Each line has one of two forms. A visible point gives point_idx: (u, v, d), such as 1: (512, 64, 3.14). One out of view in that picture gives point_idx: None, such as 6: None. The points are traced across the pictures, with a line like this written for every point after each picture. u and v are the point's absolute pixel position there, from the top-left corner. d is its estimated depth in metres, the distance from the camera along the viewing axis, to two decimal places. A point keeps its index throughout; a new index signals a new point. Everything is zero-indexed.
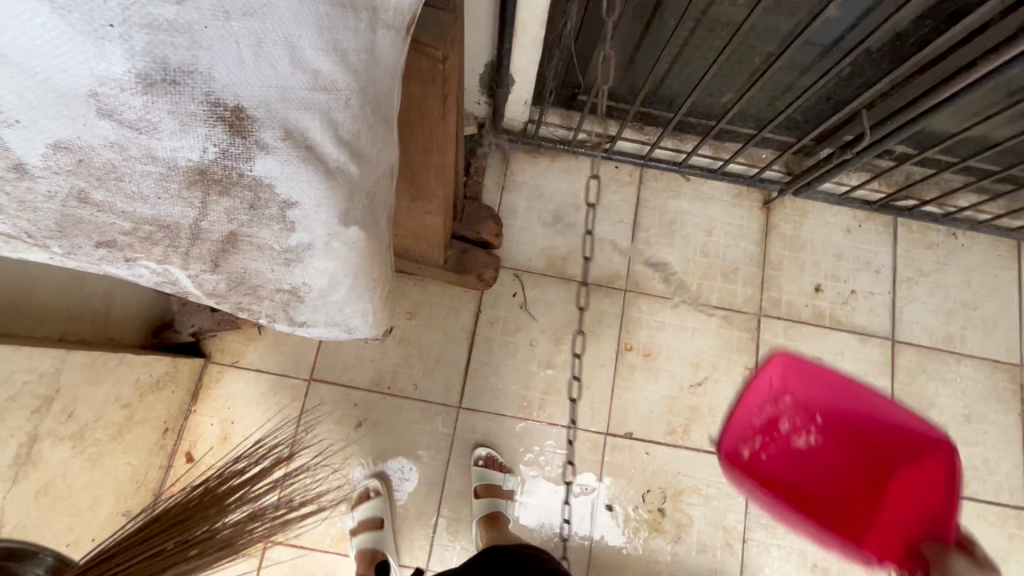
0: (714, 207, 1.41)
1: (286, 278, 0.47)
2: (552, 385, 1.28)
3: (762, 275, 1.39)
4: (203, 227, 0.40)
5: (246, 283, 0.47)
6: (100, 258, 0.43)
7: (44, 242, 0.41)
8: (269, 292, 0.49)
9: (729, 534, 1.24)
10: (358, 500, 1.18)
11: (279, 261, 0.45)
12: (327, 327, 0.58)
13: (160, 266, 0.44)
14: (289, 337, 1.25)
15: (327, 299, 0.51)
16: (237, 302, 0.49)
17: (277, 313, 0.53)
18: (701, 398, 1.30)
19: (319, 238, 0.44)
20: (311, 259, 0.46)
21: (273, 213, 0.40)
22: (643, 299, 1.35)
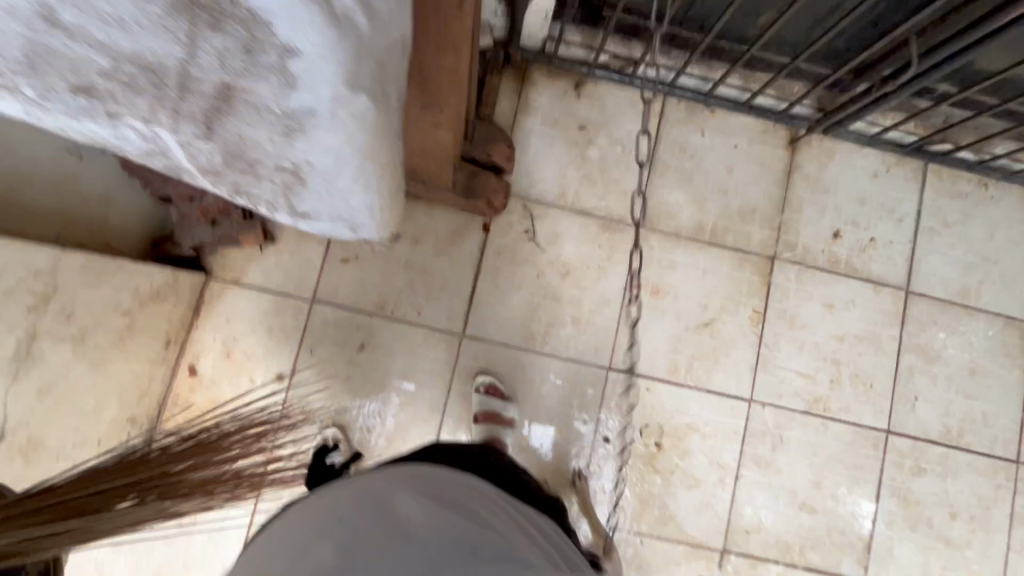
0: (737, 143, 1.34)
1: (286, 153, 0.46)
2: (557, 317, 1.26)
3: (780, 218, 1.34)
4: (193, 75, 0.37)
5: (242, 155, 0.46)
6: (79, 109, 0.39)
7: (12, 81, 0.36)
8: (268, 170, 0.49)
9: (723, 470, 1.27)
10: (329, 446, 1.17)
11: (279, 129, 0.43)
12: (328, 221, 0.60)
13: (147, 127, 0.42)
14: (291, 257, 1.23)
15: (328, 184, 0.51)
16: (233, 181, 0.50)
17: (278, 193, 0.53)
18: (706, 339, 1.29)
19: (319, 105, 0.41)
20: (313, 131, 0.44)
21: (271, 63, 0.37)
22: (655, 235, 1.31)
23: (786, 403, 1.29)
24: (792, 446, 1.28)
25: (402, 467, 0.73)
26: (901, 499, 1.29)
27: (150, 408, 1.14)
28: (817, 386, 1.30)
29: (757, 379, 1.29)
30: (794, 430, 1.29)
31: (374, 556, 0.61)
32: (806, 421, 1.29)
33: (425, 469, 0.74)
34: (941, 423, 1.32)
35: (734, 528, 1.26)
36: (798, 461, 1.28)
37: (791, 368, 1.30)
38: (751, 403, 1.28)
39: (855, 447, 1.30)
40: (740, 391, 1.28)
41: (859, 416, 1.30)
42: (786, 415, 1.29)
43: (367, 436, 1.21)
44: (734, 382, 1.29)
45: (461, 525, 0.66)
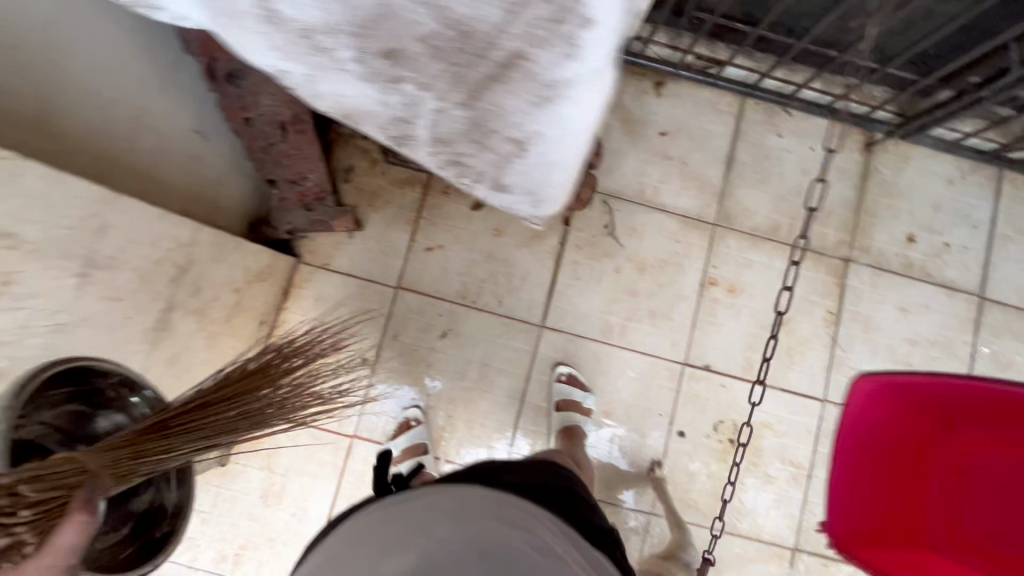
0: (815, 146, 1.35)
1: (525, 123, 0.50)
2: (635, 311, 1.28)
3: (855, 221, 1.35)
4: (498, 41, 0.42)
5: (487, 123, 0.52)
6: (383, 70, 0.47)
7: (347, 38, 0.44)
8: (500, 140, 0.54)
9: (796, 469, 1.27)
10: (398, 432, 1.20)
11: (535, 100, 0.47)
12: (517, 196, 0.65)
13: (426, 87, 0.49)
14: (377, 244, 1.26)
15: (542, 157, 0.56)
16: (463, 147, 0.57)
17: (491, 161, 0.59)
18: (780, 338, 1.30)
19: (580, 79, 0.44)
20: (562, 102, 0.47)
21: (565, 32, 0.40)
22: (732, 234, 1.32)
23: None
24: None
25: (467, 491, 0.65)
26: None
27: None
28: None
29: (831, 380, 1.30)
30: None
31: None
32: None
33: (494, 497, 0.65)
34: None
35: (806, 527, 1.26)
36: None
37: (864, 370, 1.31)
38: (824, 403, 1.29)
39: None
40: (813, 391, 1.29)
41: None
42: None
43: (446, 422, 1.23)
44: (808, 382, 1.29)
45: None
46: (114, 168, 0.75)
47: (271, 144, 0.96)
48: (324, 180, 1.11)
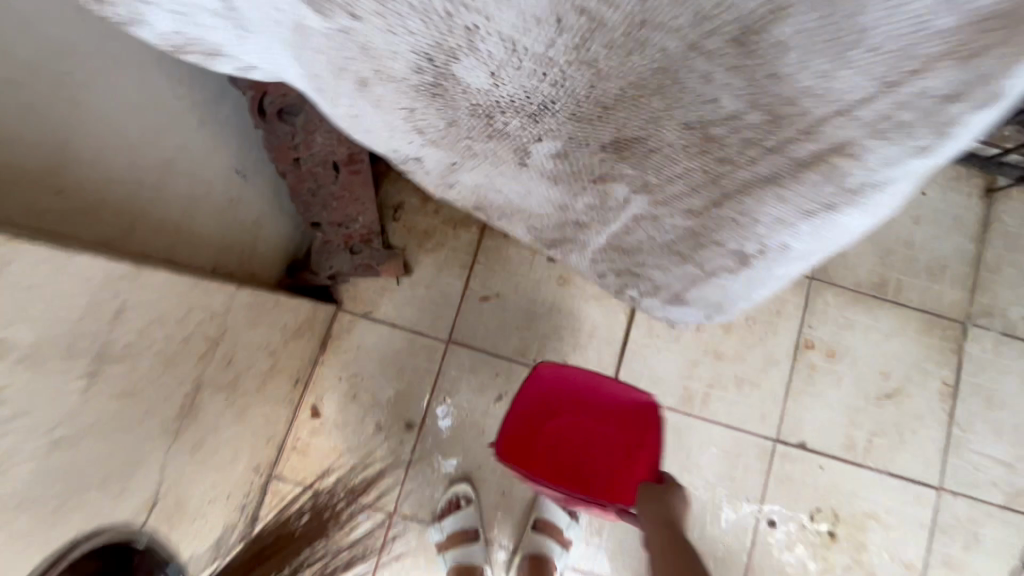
0: (927, 190, 1.18)
1: (781, 232, 0.45)
2: (718, 377, 1.11)
3: (975, 277, 1.16)
4: (815, 132, 0.35)
5: (729, 226, 0.47)
6: (581, 164, 0.47)
7: (549, 130, 0.44)
8: (736, 243, 0.49)
9: (909, 571, 1.08)
10: (445, 510, 1.04)
11: (817, 210, 0.41)
12: (721, 294, 0.60)
13: (626, 179, 0.47)
14: (428, 291, 1.11)
15: (784, 265, 0.50)
16: (677, 238, 0.53)
17: (686, 276, 0.61)
18: (888, 413, 1.12)
19: (905, 178, 0.37)
20: (855, 209, 0.40)
21: (927, 129, 0.33)
22: (830, 289, 1.15)
23: (982, 495, 1.10)
24: (991, 548, 1.09)
25: None
26: None
27: (272, 453, 1.02)
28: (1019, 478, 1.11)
29: (947, 465, 1.11)
30: (993, 528, 1.09)
31: None
32: (1006, 518, 1.10)
33: None
34: None
35: None
36: (997, 567, 1.08)
37: (988, 454, 1.11)
38: (940, 492, 1.10)
39: None
40: (927, 476, 1.10)
41: None
42: (982, 509, 1.10)
43: (500, 499, 1.07)
44: (920, 466, 1.11)
45: None
46: (138, 221, 0.61)
47: (320, 186, 0.83)
48: (373, 223, 0.97)
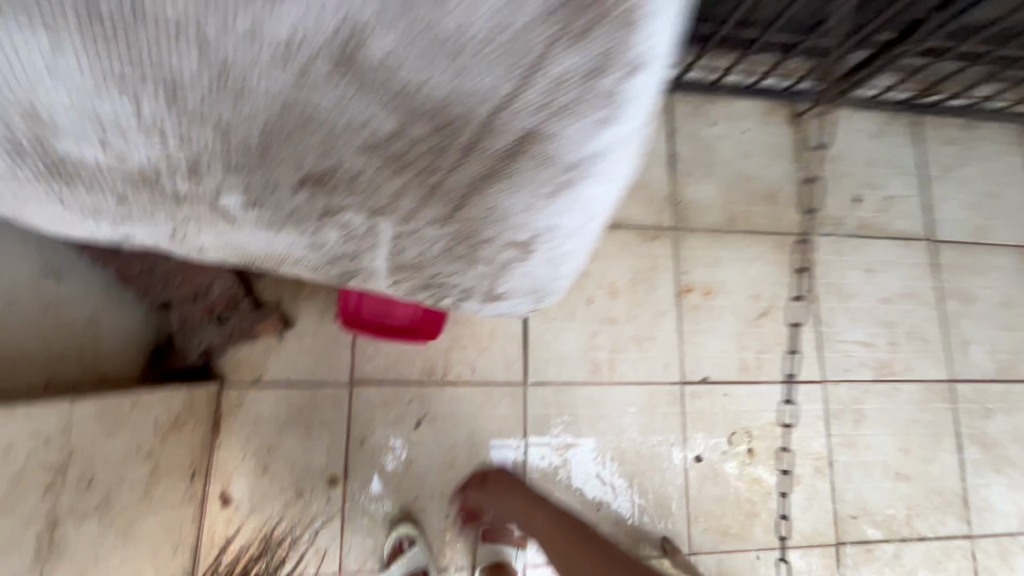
0: (748, 127, 1.32)
1: (536, 222, 0.50)
2: (618, 340, 1.17)
3: (804, 193, 1.32)
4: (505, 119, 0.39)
5: (489, 228, 0.52)
6: (289, 213, 0.53)
7: (223, 188, 0.50)
8: (503, 245, 0.54)
9: (817, 460, 1.21)
10: (392, 555, 1.00)
11: (550, 196, 0.46)
12: (521, 296, 0.67)
13: (360, 214, 0.53)
14: (316, 340, 1.06)
15: (551, 255, 0.56)
16: (453, 255, 0.59)
17: (486, 273, 0.61)
18: (767, 329, 1.24)
19: (608, 159, 0.43)
20: (578, 191, 0.46)
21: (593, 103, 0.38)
22: (693, 234, 1.25)
23: (856, 376, 1.26)
24: (873, 418, 1.25)
25: None
26: (981, 444, 1.28)
27: (183, 561, 0.92)
28: (879, 352, 1.28)
29: (824, 359, 1.25)
30: (871, 401, 1.26)
31: None
32: (878, 389, 1.26)
33: None
34: (993, 360, 1.33)
35: (843, 517, 1.20)
36: (881, 432, 1.25)
37: (851, 340, 1.28)
38: (825, 384, 1.24)
39: (929, 404, 1.28)
40: (811, 373, 1.24)
41: (923, 372, 1.29)
42: (859, 388, 1.26)
43: (446, 522, 1.05)
44: (804, 367, 1.24)
45: None
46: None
47: (152, 264, 0.78)
48: (232, 287, 0.89)
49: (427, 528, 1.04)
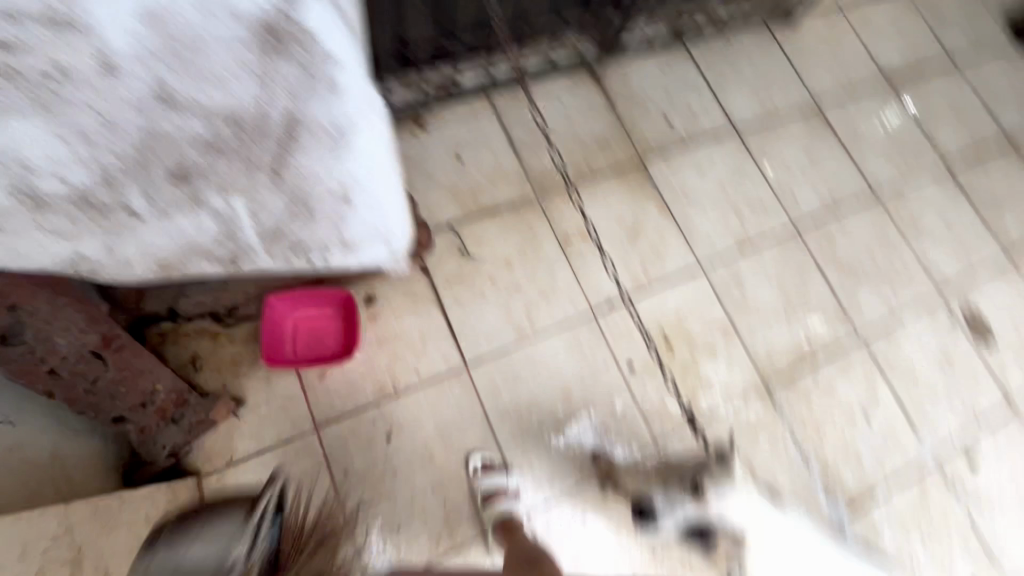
0: (562, 97, 1.57)
1: (336, 178, 0.58)
2: (528, 299, 1.35)
3: (626, 130, 1.58)
4: (266, 105, 0.50)
5: (303, 200, 0.58)
6: (189, 204, 0.53)
7: (133, 187, 0.50)
8: (324, 211, 0.61)
9: (723, 327, 1.43)
10: None
11: (333, 152, 0.56)
12: (371, 261, 0.72)
13: (227, 208, 0.55)
14: (270, 405, 1.15)
15: (371, 208, 0.64)
16: (293, 246, 0.64)
17: (327, 245, 0.66)
18: (641, 243, 1.47)
19: (356, 111, 0.56)
20: (353, 140, 0.57)
21: (320, 73, 0.52)
22: (553, 194, 1.46)
23: (724, 252, 1.51)
24: (750, 278, 1.50)
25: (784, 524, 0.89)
26: (836, 265, 1.57)
27: None
28: (733, 228, 1.54)
29: (695, 249, 1.49)
30: (744, 266, 1.51)
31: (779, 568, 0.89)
32: (744, 254, 1.52)
33: (797, 530, 0.89)
34: (818, 199, 1.63)
35: (762, 363, 1.42)
36: (761, 286, 1.50)
37: (709, 226, 1.53)
38: (703, 267, 1.48)
39: (786, 251, 1.55)
40: (690, 264, 1.48)
41: (772, 229, 1.57)
42: (730, 260, 1.50)
43: (446, 507, 1.17)
44: (682, 261, 1.47)
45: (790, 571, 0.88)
46: None
47: (93, 379, 0.85)
48: (175, 383, 0.99)
49: (433, 519, 1.15)
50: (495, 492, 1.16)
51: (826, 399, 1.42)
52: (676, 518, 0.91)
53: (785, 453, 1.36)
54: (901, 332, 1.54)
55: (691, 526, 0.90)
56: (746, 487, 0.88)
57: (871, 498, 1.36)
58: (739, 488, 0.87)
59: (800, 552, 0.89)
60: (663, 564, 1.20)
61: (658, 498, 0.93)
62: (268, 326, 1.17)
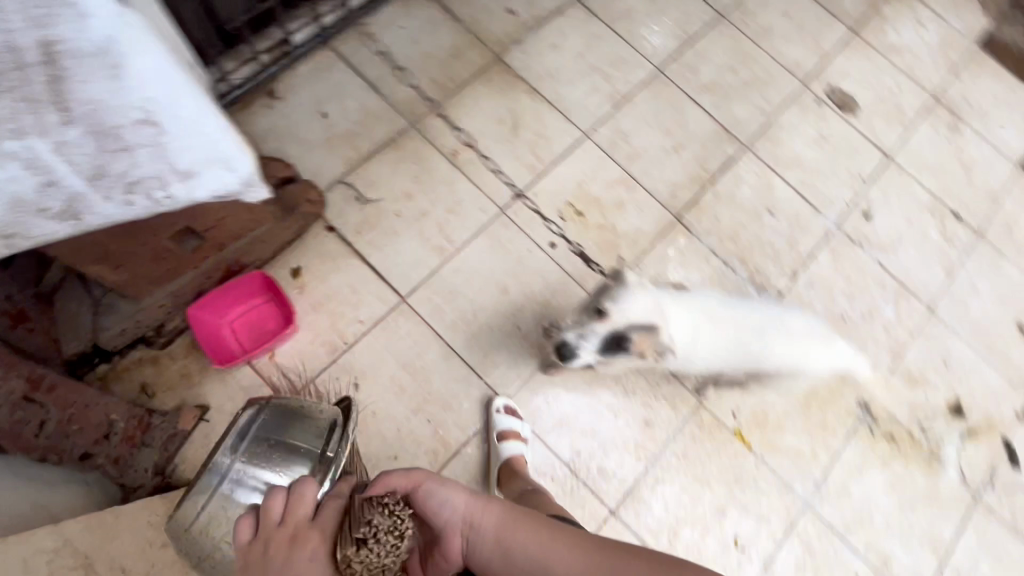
0: (402, 22, 1.56)
1: (126, 96, 0.63)
2: (438, 220, 1.40)
3: (475, 33, 1.60)
4: (14, 37, 0.53)
5: (103, 121, 0.64)
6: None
7: None
8: (132, 128, 0.66)
9: (622, 182, 1.52)
10: None
11: (109, 71, 0.60)
12: (210, 170, 0.80)
13: (28, 147, 0.60)
14: (234, 399, 1.20)
15: (179, 116, 0.70)
16: (122, 171, 0.70)
17: (155, 162, 0.72)
18: (525, 134, 1.52)
19: (118, 28, 0.58)
20: (126, 55, 0.60)
21: None
22: (426, 117, 1.49)
23: (602, 115, 1.58)
24: (633, 130, 1.58)
25: (684, 302, 1.04)
26: (707, 91, 1.66)
27: None
28: (603, 90, 1.61)
29: (575, 121, 1.56)
30: (624, 121, 1.59)
31: (696, 337, 1.03)
32: (622, 111, 1.60)
33: (695, 303, 1.05)
34: (673, 37, 1.70)
35: (667, 201, 1.53)
36: (645, 133, 1.58)
37: (580, 97, 1.59)
38: (588, 135, 1.55)
39: (658, 94, 1.63)
40: (575, 137, 1.54)
41: (639, 79, 1.64)
42: (610, 120, 1.58)
43: (431, 424, 1.25)
44: (567, 136, 1.54)
45: (708, 336, 1.02)
46: None
47: (42, 424, 0.91)
48: (130, 411, 1.03)
49: (424, 438, 1.24)
50: (514, 432, 1.20)
51: (732, 211, 1.55)
52: (592, 343, 1.00)
53: (710, 270, 1.49)
54: (781, 130, 1.66)
55: (610, 340, 0.99)
56: (639, 287, 1.03)
57: (794, 278, 1.51)
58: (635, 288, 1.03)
59: (707, 319, 1.03)
60: (637, 398, 1.33)
61: (569, 333, 1.02)
62: (212, 334, 1.20)
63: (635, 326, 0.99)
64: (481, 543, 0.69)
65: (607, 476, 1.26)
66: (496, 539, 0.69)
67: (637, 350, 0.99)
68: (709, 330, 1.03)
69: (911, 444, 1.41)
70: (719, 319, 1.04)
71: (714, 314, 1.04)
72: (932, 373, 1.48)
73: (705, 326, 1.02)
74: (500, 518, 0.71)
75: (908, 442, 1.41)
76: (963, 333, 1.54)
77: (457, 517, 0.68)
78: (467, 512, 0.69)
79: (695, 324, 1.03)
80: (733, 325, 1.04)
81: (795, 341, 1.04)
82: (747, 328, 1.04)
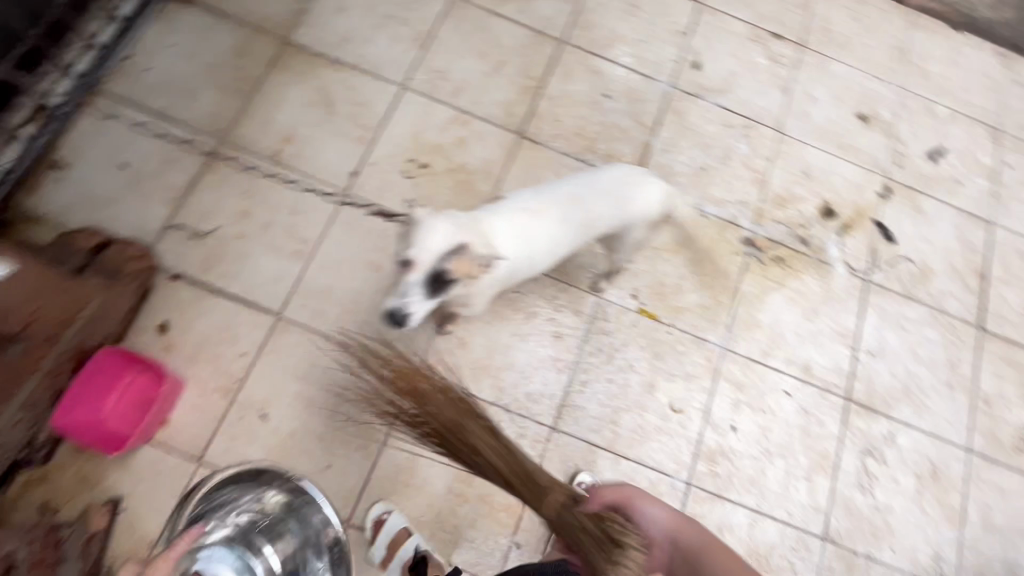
0: (168, 41, 1.45)
1: None
2: (284, 226, 1.34)
3: (250, 25, 1.49)
4: None
5: None
6: None
7: None
8: None
9: (455, 119, 1.49)
10: (375, 531, 1.16)
11: None
12: None
13: None
14: (143, 477, 1.15)
15: None
16: None
17: None
18: (341, 108, 1.46)
19: None
20: None
21: None
22: (232, 128, 1.40)
23: (411, 61, 1.52)
24: (447, 65, 1.54)
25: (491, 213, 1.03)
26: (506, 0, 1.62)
27: None
28: (403, 36, 1.55)
29: (386, 77, 1.50)
30: (435, 60, 1.54)
31: (520, 235, 1.03)
32: (429, 50, 1.54)
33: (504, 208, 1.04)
34: None
35: (504, 121, 1.50)
36: (460, 64, 1.54)
37: (383, 50, 1.53)
38: (404, 86, 1.50)
39: (459, 20, 1.58)
40: (392, 93, 1.49)
41: (435, 12, 1.58)
42: (421, 64, 1.53)
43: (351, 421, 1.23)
44: (384, 95, 1.48)
45: (529, 229, 1.03)
46: None
47: None
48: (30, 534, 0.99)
49: (349, 436, 1.23)
50: None
51: (570, 108, 1.55)
52: (417, 293, 0.95)
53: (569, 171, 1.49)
54: (591, 13, 1.65)
55: (431, 282, 0.94)
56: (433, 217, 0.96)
57: (648, 150, 1.54)
58: (430, 220, 0.95)
59: (518, 216, 1.03)
60: (539, 317, 1.35)
61: (390, 304, 0.96)
62: (94, 428, 1.08)
63: (445, 257, 0.93)
64: (662, 549, 0.96)
65: (535, 398, 1.29)
66: (673, 545, 0.96)
67: (462, 276, 0.96)
68: (525, 223, 1.04)
69: (798, 258, 1.50)
70: (532, 210, 1.05)
71: (523, 208, 1.04)
72: (797, 188, 1.56)
73: (519, 221, 1.03)
74: (681, 527, 0.97)
75: (795, 258, 1.49)
76: (814, 141, 1.62)
77: (660, 531, 0.96)
78: (667, 529, 0.96)
79: (513, 225, 1.02)
80: (545, 208, 1.05)
81: (605, 194, 1.08)
82: (560, 205, 1.06)
